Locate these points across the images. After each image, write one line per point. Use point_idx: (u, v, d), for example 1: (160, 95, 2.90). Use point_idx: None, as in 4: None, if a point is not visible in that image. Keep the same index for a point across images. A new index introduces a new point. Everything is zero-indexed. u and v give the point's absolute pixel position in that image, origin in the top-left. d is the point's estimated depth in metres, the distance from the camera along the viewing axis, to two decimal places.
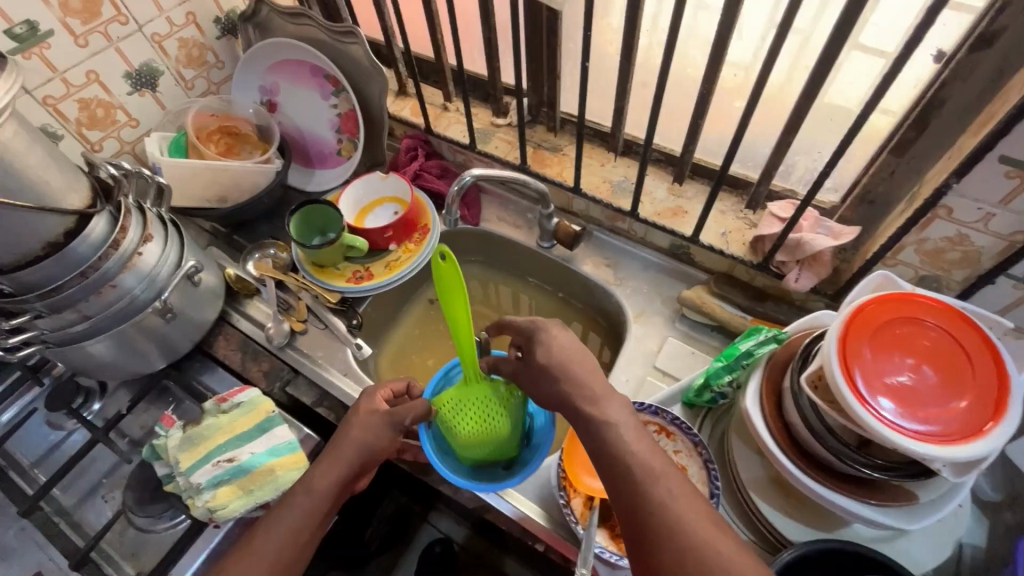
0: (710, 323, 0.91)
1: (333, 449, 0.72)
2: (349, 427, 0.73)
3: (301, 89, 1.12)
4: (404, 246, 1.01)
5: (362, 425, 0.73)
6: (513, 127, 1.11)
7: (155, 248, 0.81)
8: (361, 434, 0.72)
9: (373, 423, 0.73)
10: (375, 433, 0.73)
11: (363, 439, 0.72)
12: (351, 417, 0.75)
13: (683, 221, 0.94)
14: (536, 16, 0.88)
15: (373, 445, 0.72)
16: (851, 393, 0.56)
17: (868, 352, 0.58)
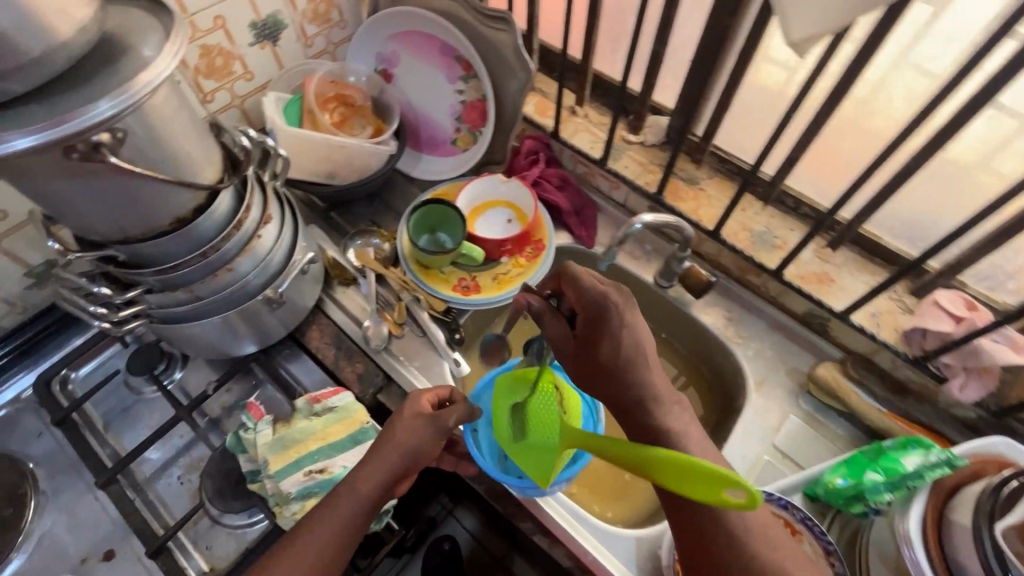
0: (840, 409, 0.84)
1: (378, 448, 0.65)
2: (395, 428, 0.66)
3: (424, 66, 1.03)
4: (515, 260, 0.94)
5: (409, 427, 0.65)
6: (646, 147, 1.02)
7: (272, 230, 0.75)
8: (405, 437, 0.64)
9: (420, 426, 0.66)
10: (421, 437, 0.65)
11: (408, 439, 0.65)
12: (394, 419, 0.67)
13: (830, 291, 0.86)
14: (723, 41, 0.78)
15: (418, 450, 0.65)
16: None
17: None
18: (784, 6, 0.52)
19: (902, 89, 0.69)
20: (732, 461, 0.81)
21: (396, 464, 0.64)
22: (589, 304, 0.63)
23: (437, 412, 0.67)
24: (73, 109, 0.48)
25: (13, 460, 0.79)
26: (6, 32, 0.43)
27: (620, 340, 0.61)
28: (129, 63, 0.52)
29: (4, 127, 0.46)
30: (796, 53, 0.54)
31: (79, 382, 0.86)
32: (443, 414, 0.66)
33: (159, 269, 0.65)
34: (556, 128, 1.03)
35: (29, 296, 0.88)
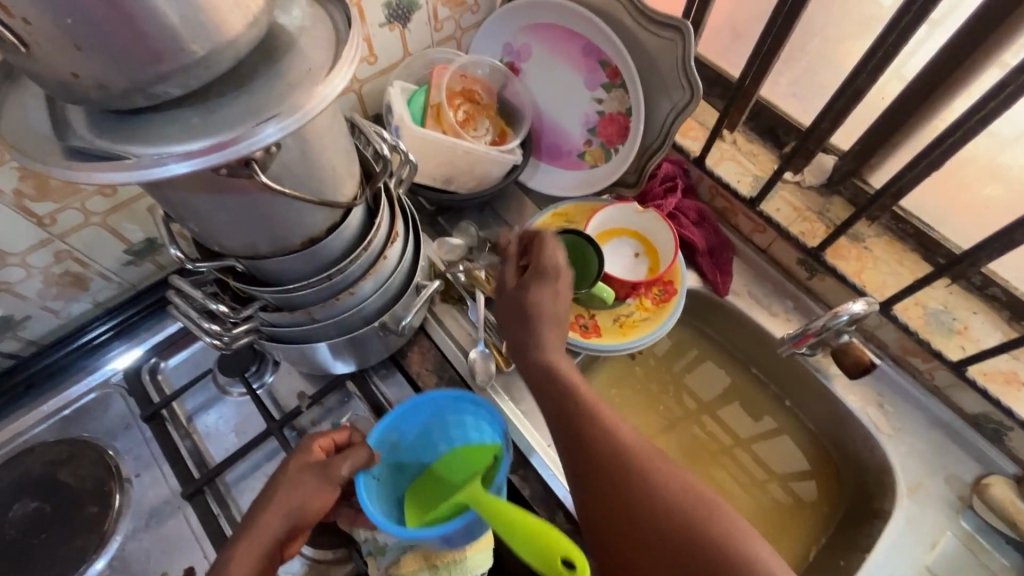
0: (1011, 536, 0.71)
1: (253, 514, 0.59)
2: (279, 484, 0.60)
3: (560, 66, 0.91)
4: (640, 301, 0.84)
5: (291, 488, 0.59)
6: (802, 190, 0.88)
7: (397, 250, 0.67)
8: (286, 499, 0.59)
9: (304, 479, 0.60)
10: (307, 492, 0.59)
11: (279, 498, 0.59)
12: (279, 471, 0.61)
13: (1019, 396, 0.73)
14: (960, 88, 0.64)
15: (303, 509, 0.59)
16: None
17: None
18: None
19: None
20: None
21: (269, 526, 0.57)
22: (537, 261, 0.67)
23: (329, 460, 0.61)
24: (239, 122, 0.40)
25: (99, 451, 0.75)
26: (177, 28, 0.35)
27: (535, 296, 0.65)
28: (297, 65, 0.43)
29: (160, 143, 0.39)
30: None
31: (168, 373, 0.82)
32: (333, 460, 0.60)
33: (281, 290, 0.58)
34: (701, 154, 0.90)
35: (126, 274, 0.84)
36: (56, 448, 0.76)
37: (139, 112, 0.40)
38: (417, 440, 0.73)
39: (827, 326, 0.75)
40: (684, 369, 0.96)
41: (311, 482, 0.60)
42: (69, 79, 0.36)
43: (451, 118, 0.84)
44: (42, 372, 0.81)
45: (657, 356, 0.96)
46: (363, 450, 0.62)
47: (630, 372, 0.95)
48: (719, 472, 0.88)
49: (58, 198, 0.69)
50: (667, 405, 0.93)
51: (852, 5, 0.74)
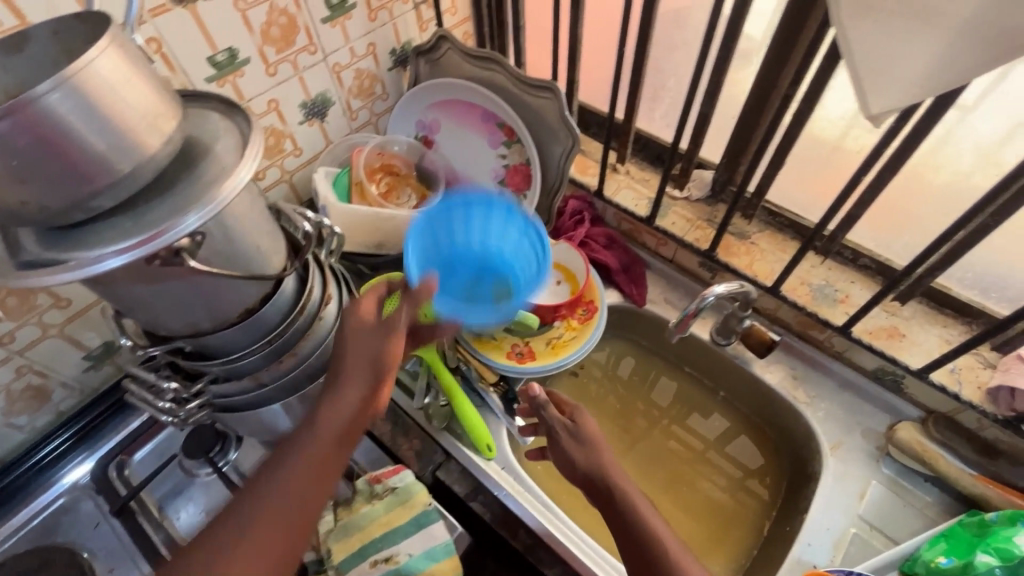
0: (926, 474, 0.79)
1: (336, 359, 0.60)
2: (325, 403, 0.59)
3: (464, 131, 1.04)
4: (567, 322, 0.93)
5: (339, 403, 0.58)
6: (692, 203, 1.01)
7: (332, 309, 0.75)
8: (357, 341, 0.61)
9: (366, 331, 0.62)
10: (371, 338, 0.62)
11: (345, 361, 0.61)
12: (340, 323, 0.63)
13: (902, 346, 0.82)
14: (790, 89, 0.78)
15: (371, 349, 0.61)
16: None
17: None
18: (863, 83, 0.52)
19: (973, 138, 0.69)
20: (819, 537, 0.76)
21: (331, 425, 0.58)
22: (571, 409, 0.71)
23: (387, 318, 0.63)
24: (164, 217, 0.49)
25: (72, 553, 0.78)
26: (102, 151, 0.44)
27: (585, 451, 0.66)
28: (210, 166, 0.53)
29: (97, 244, 0.47)
30: (875, 123, 0.54)
31: (135, 467, 0.86)
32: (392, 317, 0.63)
33: (225, 360, 0.65)
34: (599, 186, 1.03)
35: (86, 379, 0.89)
36: (28, 558, 0.78)
37: (80, 223, 0.48)
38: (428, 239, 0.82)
39: (701, 307, 0.80)
40: (638, 390, 1.03)
41: (359, 390, 0.60)
42: (18, 206, 0.44)
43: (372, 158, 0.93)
44: (10, 488, 0.83)
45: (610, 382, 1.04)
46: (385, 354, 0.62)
47: (576, 389, 1.02)
48: (696, 477, 0.94)
49: (14, 316, 0.75)
50: (632, 423, 1.00)
51: (685, 48, 0.89)
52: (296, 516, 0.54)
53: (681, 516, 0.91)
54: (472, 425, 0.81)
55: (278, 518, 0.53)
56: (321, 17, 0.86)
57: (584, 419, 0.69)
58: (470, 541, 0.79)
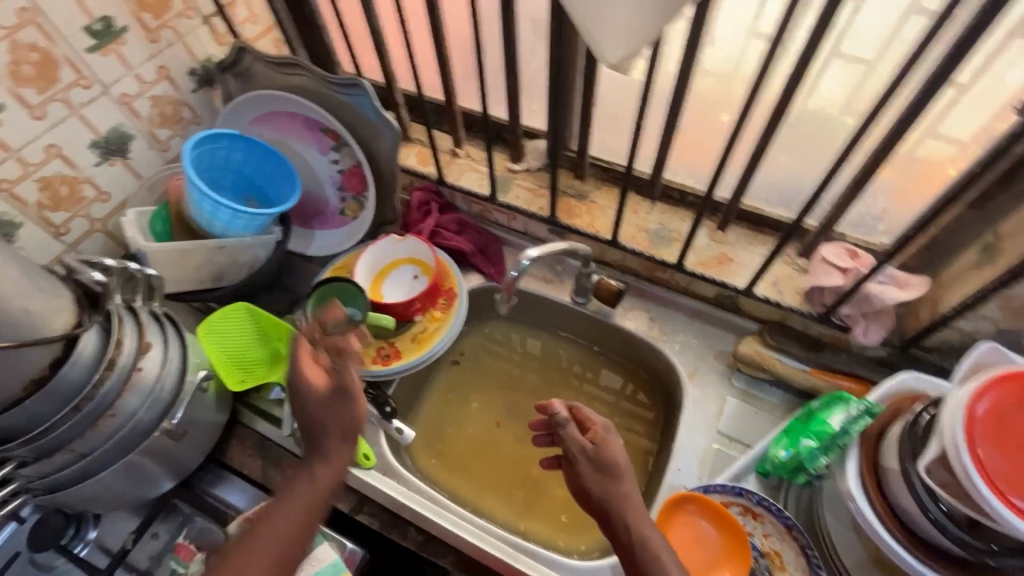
0: (770, 379, 0.86)
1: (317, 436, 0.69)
2: (289, 504, 0.64)
3: (292, 143, 1.00)
4: (430, 314, 0.92)
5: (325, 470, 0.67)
6: (532, 174, 1.03)
7: (155, 356, 0.69)
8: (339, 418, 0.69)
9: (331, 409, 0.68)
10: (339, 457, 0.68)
11: (315, 443, 0.69)
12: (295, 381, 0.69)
13: (731, 270, 0.89)
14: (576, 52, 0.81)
15: (347, 424, 0.69)
16: (985, 487, 0.53)
17: (999, 408, 0.56)
18: (594, 33, 0.53)
19: (739, 69, 0.75)
20: (686, 460, 0.82)
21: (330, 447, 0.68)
22: (598, 431, 0.69)
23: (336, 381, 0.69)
24: None
25: None
26: None
27: (598, 470, 0.66)
28: None
29: None
30: (621, 70, 0.55)
31: None
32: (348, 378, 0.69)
33: (26, 439, 0.60)
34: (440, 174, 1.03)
35: None
36: None
37: None
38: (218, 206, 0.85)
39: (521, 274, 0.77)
40: (523, 363, 1.05)
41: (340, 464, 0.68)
42: None
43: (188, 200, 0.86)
44: None
45: (490, 364, 1.05)
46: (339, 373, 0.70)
47: (461, 377, 1.03)
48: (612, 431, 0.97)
49: None
50: (520, 395, 1.01)
51: None
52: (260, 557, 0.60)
53: None
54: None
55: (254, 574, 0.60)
56: (85, 47, 0.79)
57: (612, 445, 0.68)
58: (364, 554, 0.77)
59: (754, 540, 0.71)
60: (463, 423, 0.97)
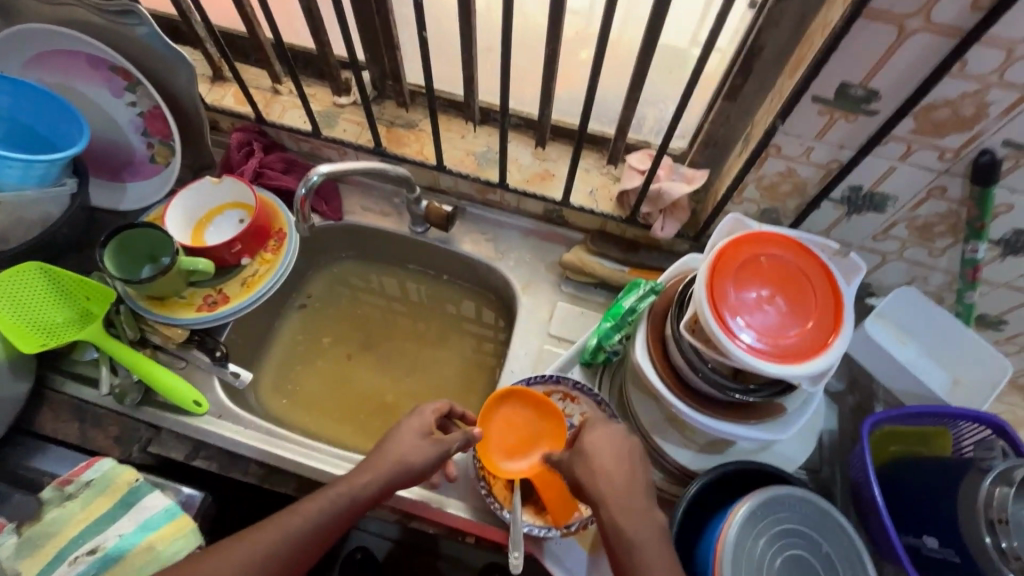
0: (594, 282, 0.93)
1: (379, 461, 0.67)
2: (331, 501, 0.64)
3: (78, 88, 0.89)
4: (260, 257, 0.90)
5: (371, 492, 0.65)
6: (359, 106, 1.00)
7: None
8: (410, 454, 0.67)
9: (417, 445, 0.68)
10: (424, 460, 0.68)
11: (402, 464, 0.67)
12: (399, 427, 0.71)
13: (552, 184, 0.94)
14: None
15: (414, 466, 0.67)
16: (726, 341, 0.61)
17: (730, 278, 0.64)
18: None
19: None
20: (519, 363, 0.88)
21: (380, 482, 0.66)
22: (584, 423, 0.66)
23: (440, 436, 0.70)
24: None
25: None
26: None
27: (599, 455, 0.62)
28: None
29: None
30: None
31: None
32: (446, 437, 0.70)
33: None
34: (259, 112, 0.97)
35: None
36: None
37: None
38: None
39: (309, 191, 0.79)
40: (375, 299, 1.06)
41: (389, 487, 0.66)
42: None
43: None
44: None
45: (341, 304, 1.04)
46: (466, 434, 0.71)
47: (310, 320, 1.02)
48: (465, 351, 1.01)
49: None
50: (373, 331, 1.02)
51: None
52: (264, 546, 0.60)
53: (442, 393, 0.97)
54: (169, 390, 0.77)
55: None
56: None
57: (594, 437, 0.63)
58: (203, 498, 0.76)
59: (571, 419, 0.79)
60: (315, 364, 0.98)
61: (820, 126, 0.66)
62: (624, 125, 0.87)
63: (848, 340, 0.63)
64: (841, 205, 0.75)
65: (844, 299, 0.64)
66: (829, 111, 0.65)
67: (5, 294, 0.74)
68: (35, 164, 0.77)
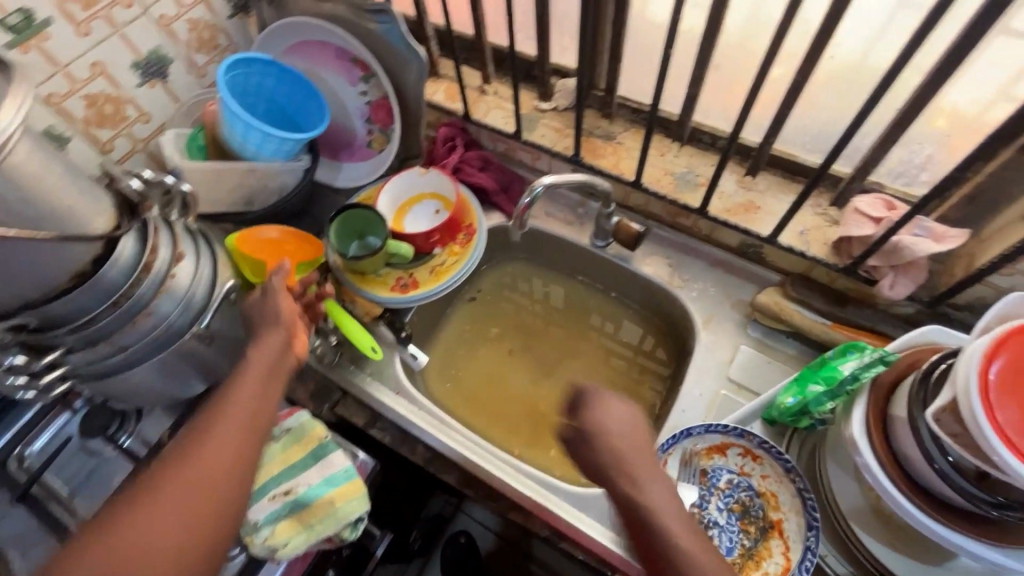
0: (786, 330, 0.84)
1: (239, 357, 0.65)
2: (240, 381, 0.62)
3: (322, 74, 0.99)
4: (449, 248, 0.94)
5: (245, 389, 0.61)
6: (559, 113, 1.00)
7: (188, 266, 0.74)
8: (260, 336, 0.66)
9: (276, 302, 0.69)
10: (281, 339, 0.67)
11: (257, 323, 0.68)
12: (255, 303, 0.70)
13: (757, 218, 0.86)
14: None
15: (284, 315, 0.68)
16: (1000, 440, 0.50)
17: (1020, 372, 0.52)
18: None
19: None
20: (692, 403, 0.82)
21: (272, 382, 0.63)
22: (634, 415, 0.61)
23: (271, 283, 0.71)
24: None
25: None
26: None
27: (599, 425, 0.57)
28: None
29: None
30: None
31: (36, 457, 0.82)
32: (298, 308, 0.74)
33: (74, 327, 0.65)
34: (467, 111, 1.02)
35: None
36: None
37: None
38: (256, 136, 0.87)
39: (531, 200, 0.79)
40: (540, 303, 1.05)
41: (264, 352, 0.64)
42: None
43: (225, 118, 0.86)
44: None
45: (507, 303, 1.06)
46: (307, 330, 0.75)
47: (476, 314, 1.05)
48: (622, 373, 0.98)
49: None
50: (533, 335, 1.02)
51: None
52: (185, 504, 0.53)
53: None
54: (353, 337, 0.81)
55: (218, 486, 0.55)
56: None
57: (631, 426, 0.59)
58: (374, 466, 0.81)
59: (751, 480, 0.72)
60: (478, 357, 1.01)
61: None
62: (862, 165, 0.77)
63: None
64: None
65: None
66: None
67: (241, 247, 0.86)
68: (288, 142, 0.88)
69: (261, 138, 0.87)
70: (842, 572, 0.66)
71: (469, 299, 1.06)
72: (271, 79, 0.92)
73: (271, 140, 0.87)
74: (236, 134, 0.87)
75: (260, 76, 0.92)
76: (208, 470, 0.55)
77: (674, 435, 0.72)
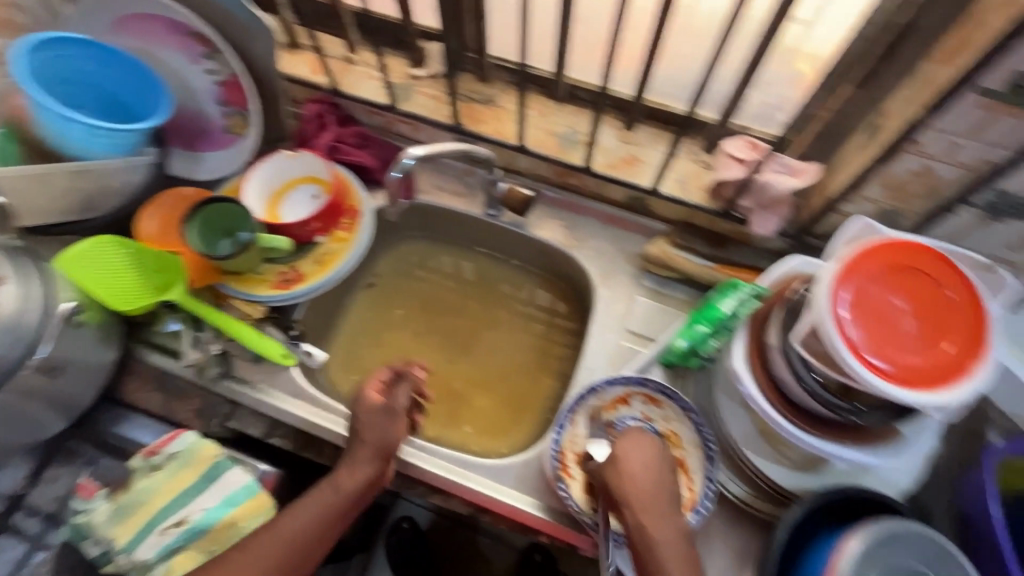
0: (676, 276, 0.88)
1: (351, 452, 0.70)
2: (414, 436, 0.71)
3: (157, 53, 0.87)
4: (334, 235, 0.88)
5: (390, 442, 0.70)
6: (434, 79, 0.95)
7: (11, 290, 0.63)
8: (371, 433, 0.70)
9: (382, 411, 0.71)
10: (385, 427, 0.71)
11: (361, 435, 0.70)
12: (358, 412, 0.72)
13: (639, 170, 0.88)
14: None
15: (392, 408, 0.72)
16: (847, 352, 0.55)
17: (862, 289, 0.58)
18: None
19: None
20: (596, 359, 0.84)
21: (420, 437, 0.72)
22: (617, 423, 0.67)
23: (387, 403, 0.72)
24: None
25: None
26: None
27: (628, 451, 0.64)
28: None
29: None
30: None
31: None
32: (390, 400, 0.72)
33: None
34: (335, 83, 0.94)
35: None
36: None
37: None
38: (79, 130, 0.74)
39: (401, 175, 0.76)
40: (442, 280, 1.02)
41: (365, 469, 0.68)
42: None
43: (37, 113, 0.74)
44: None
45: (407, 284, 1.02)
46: (395, 397, 0.73)
47: (376, 300, 1.00)
48: (531, 338, 0.98)
49: None
50: (438, 313, 1.00)
51: None
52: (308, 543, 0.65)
53: (510, 380, 0.95)
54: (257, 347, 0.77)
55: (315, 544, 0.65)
56: None
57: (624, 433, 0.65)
58: (280, 474, 0.76)
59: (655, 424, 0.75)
60: (383, 344, 0.97)
61: (977, 122, 0.59)
62: (727, 110, 0.80)
63: (993, 372, 0.56)
64: (978, 210, 0.67)
65: (991, 318, 0.57)
66: (993, 106, 0.57)
67: (76, 267, 0.71)
68: (122, 134, 0.77)
69: (87, 133, 0.75)
70: (739, 494, 0.71)
71: (367, 285, 1.01)
72: (92, 62, 0.79)
73: (100, 133, 0.75)
74: (54, 130, 0.74)
75: (76, 60, 0.79)
76: (303, 530, 0.65)
77: (580, 394, 0.74)
